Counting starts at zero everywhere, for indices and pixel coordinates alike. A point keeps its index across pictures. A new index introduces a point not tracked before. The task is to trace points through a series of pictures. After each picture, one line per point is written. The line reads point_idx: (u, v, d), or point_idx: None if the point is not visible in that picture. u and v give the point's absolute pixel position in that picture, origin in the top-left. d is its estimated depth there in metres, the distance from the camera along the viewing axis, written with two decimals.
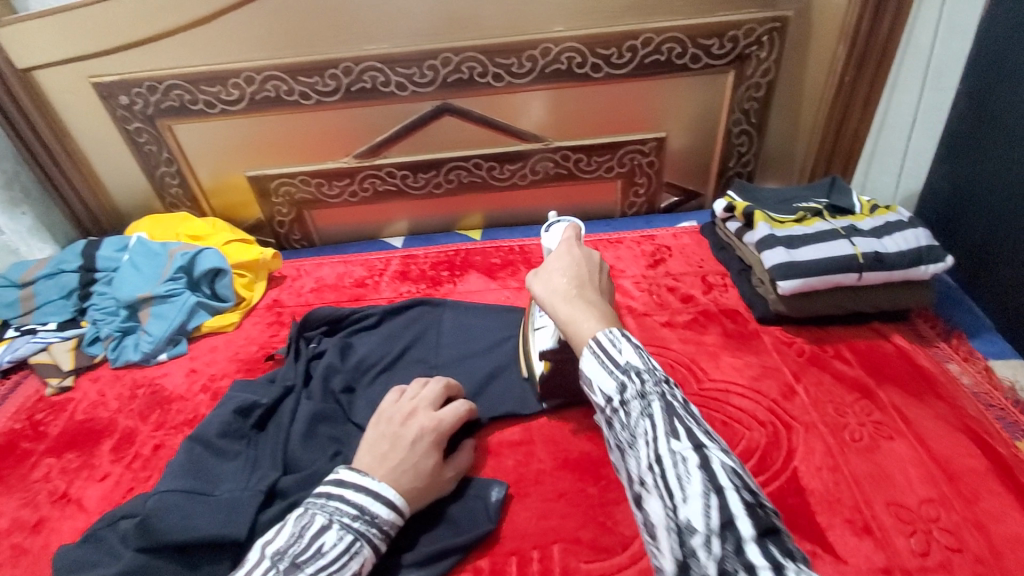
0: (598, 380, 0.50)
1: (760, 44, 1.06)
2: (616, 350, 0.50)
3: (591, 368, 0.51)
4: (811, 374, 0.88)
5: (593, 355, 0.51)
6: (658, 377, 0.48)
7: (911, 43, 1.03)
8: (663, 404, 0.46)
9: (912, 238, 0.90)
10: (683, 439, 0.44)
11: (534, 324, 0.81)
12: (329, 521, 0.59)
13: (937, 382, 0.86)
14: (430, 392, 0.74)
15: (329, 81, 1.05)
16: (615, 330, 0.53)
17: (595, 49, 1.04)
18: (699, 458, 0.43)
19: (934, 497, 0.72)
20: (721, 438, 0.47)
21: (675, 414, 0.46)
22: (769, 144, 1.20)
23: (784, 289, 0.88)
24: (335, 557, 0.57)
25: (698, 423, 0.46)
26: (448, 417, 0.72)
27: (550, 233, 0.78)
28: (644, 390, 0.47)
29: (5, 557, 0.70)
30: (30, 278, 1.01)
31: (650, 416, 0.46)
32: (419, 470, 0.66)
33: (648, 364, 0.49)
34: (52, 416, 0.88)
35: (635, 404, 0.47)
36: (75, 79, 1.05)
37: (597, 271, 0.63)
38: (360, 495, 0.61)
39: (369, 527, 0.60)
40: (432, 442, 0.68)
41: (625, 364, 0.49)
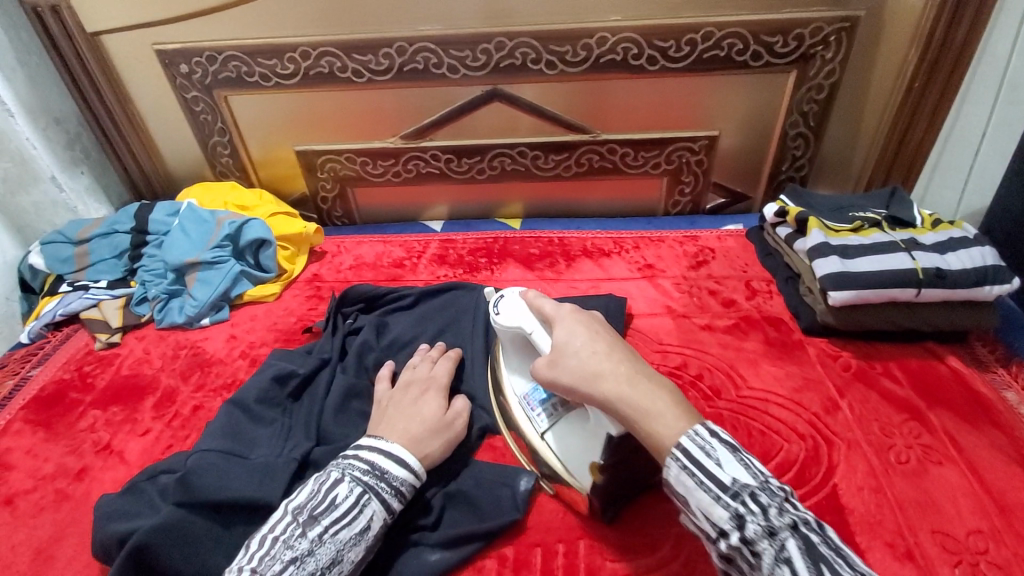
0: (707, 506, 0.51)
1: (826, 44, 1.01)
2: (716, 465, 0.51)
3: (687, 488, 0.52)
4: (857, 390, 0.84)
5: (689, 473, 0.51)
6: (781, 506, 0.49)
7: (987, 52, 0.98)
8: (801, 546, 0.47)
9: (978, 256, 0.85)
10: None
11: (539, 431, 0.72)
12: (342, 475, 0.61)
13: (992, 410, 0.82)
14: (417, 364, 0.80)
15: (382, 60, 1.05)
16: (698, 427, 0.54)
17: (653, 40, 1.02)
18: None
19: (982, 528, 0.68)
20: (862, 568, 0.48)
21: (819, 560, 0.46)
22: (826, 149, 1.15)
23: (836, 300, 0.85)
24: (347, 509, 0.58)
25: (843, 562, 0.47)
26: (439, 372, 0.79)
27: (502, 315, 0.74)
28: (774, 527, 0.48)
29: (46, 502, 0.73)
30: (85, 236, 1.04)
31: (787, 559, 0.47)
32: (424, 413, 0.71)
33: (759, 486, 0.51)
34: (99, 369, 0.92)
35: (764, 545, 0.48)
36: (138, 46, 1.08)
37: (607, 328, 0.66)
38: (372, 452, 0.64)
39: (379, 482, 0.61)
40: (433, 393, 0.75)
41: (732, 484, 0.50)
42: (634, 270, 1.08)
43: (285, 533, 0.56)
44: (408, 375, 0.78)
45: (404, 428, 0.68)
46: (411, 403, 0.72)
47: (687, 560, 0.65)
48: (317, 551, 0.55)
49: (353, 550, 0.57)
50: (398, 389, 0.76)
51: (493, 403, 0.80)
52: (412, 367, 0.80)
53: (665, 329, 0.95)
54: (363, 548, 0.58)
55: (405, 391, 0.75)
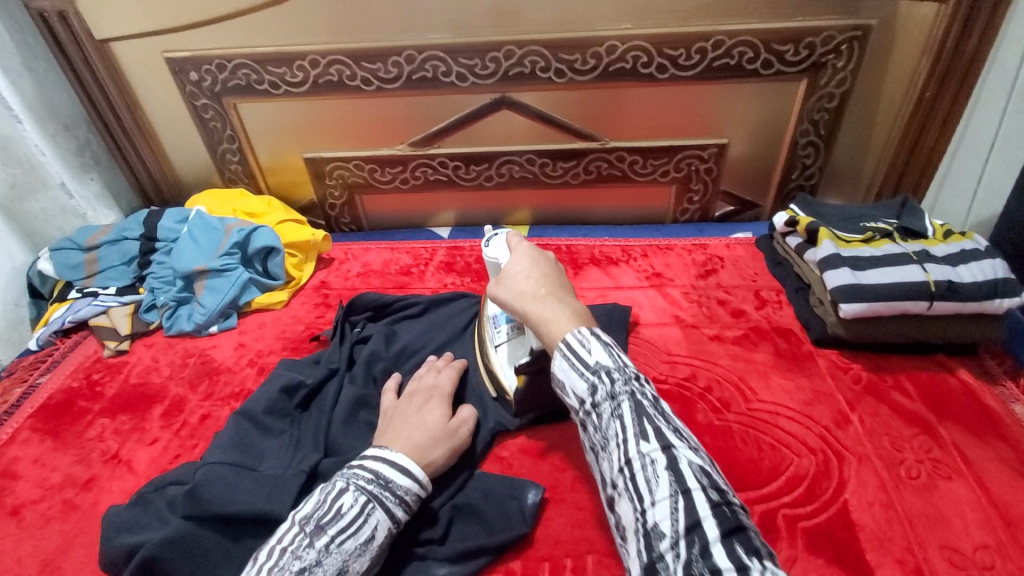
0: (572, 381, 0.56)
1: (838, 52, 1.01)
2: (586, 351, 0.56)
3: (562, 370, 0.56)
4: (868, 403, 0.83)
5: (565, 357, 0.56)
6: (629, 380, 0.54)
7: (998, 61, 0.96)
8: (633, 406, 0.52)
9: (990, 269, 0.84)
10: (652, 441, 0.50)
11: (494, 343, 0.81)
12: (347, 484, 0.60)
13: (1004, 424, 0.81)
14: (423, 374, 0.80)
15: (390, 68, 1.05)
16: (584, 328, 0.58)
17: (663, 49, 1.01)
18: (667, 459, 0.49)
19: (992, 544, 0.68)
20: (683, 429, 0.53)
21: (644, 416, 0.51)
22: (836, 157, 1.14)
23: (847, 312, 0.84)
24: (353, 519, 0.58)
25: (667, 421, 0.52)
26: (444, 381, 0.78)
27: (492, 250, 0.73)
28: (615, 392, 0.53)
29: (55, 511, 0.74)
30: (94, 242, 1.05)
31: (620, 416, 0.52)
32: (428, 420, 0.71)
33: (617, 365, 0.55)
34: (107, 377, 0.92)
35: (606, 406, 0.53)
36: (148, 53, 1.08)
37: (555, 264, 0.69)
38: (375, 461, 0.63)
39: (383, 491, 0.61)
40: (436, 401, 0.74)
41: (594, 364, 0.55)
42: (641, 279, 1.07)
43: (292, 544, 0.55)
44: (412, 386, 0.78)
45: (407, 436, 0.68)
46: (414, 411, 0.72)
47: None
48: (324, 561, 0.55)
49: (358, 561, 0.57)
50: (402, 398, 0.75)
51: (487, 379, 0.83)
52: (417, 377, 0.80)
53: (673, 339, 0.95)
54: (368, 558, 0.58)
55: (409, 400, 0.74)
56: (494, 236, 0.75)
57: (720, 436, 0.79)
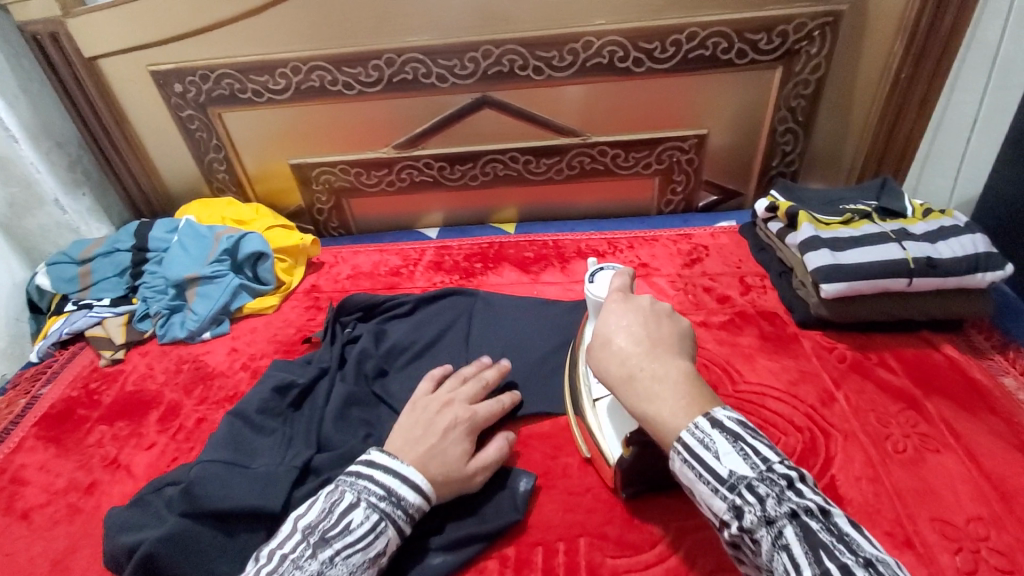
0: (707, 498, 0.48)
1: (810, 39, 1.02)
2: (716, 459, 0.47)
3: (689, 480, 0.48)
4: (853, 381, 0.85)
5: (689, 465, 0.48)
6: (781, 494, 0.45)
7: (976, 40, 0.98)
8: (799, 531, 0.43)
9: (969, 244, 0.86)
10: None
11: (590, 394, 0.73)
12: (357, 499, 0.60)
13: (990, 397, 0.82)
14: (467, 382, 0.77)
15: (371, 72, 1.07)
16: (702, 421, 0.49)
17: (638, 42, 1.03)
18: None
19: (983, 515, 0.68)
20: (869, 551, 0.43)
21: (818, 547, 0.42)
22: (816, 143, 1.15)
23: (828, 292, 0.85)
24: (361, 535, 0.58)
25: (848, 549, 0.42)
26: (482, 410, 0.74)
27: (596, 284, 0.69)
28: (769, 514, 0.45)
29: (58, 516, 0.75)
30: (88, 255, 1.06)
31: (785, 548, 0.43)
32: (450, 455, 0.67)
33: (757, 474, 0.46)
34: (105, 386, 0.93)
35: (762, 532, 0.44)
36: (133, 67, 1.10)
37: (649, 316, 0.58)
38: (388, 476, 0.63)
39: (395, 509, 0.61)
40: (465, 431, 0.70)
41: (729, 476, 0.46)
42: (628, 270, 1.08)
43: (295, 553, 0.56)
44: (456, 395, 0.74)
45: (416, 445, 0.67)
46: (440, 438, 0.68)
47: (687, 554, 0.65)
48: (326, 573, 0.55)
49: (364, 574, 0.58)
50: (434, 402, 0.73)
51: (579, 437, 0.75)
52: (459, 384, 0.77)
53: None
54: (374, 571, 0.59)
55: (440, 414, 0.71)
56: (598, 271, 0.72)
57: None
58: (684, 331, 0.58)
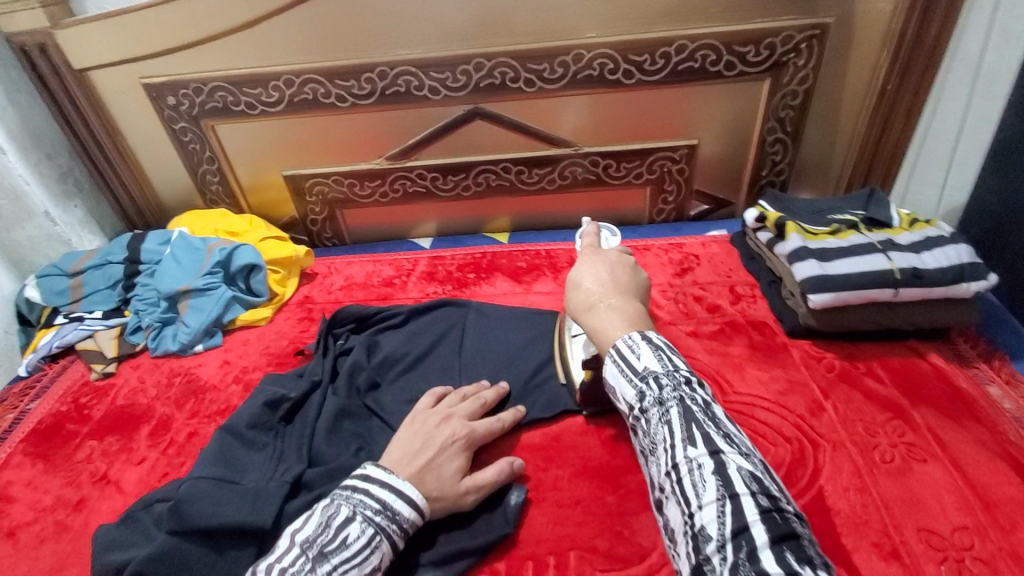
0: (622, 388, 0.56)
1: (798, 51, 1.04)
2: (635, 356, 0.56)
3: (612, 375, 0.58)
4: (841, 391, 0.85)
5: (615, 363, 0.57)
6: (677, 384, 0.53)
7: (960, 49, 0.99)
8: (681, 409, 0.51)
9: (954, 255, 0.87)
10: (699, 445, 0.49)
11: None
12: (353, 513, 0.61)
13: (976, 406, 0.83)
14: (467, 400, 0.79)
15: (364, 84, 1.07)
16: (636, 332, 0.59)
17: (628, 55, 1.04)
18: (715, 463, 0.47)
19: (968, 524, 0.69)
20: (738, 436, 0.51)
21: (692, 419, 0.50)
22: (805, 152, 1.17)
23: (816, 302, 0.86)
24: (358, 550, 0.59)
25: (716, 426, 0.50)
26: (481, 429, 0.75)
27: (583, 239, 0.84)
28: (663, 397, 0.53)
29: (48, 533, 0.75)
30: (79, 268, 1.06)
31: (667, 421, 0.51)
32: (444, 469, 0.68)
33: (665, 371, 0.55)
34: (95, 400, 0.93)
35: (654, 411, 0.53)
36: (126, 80, 1.10)
37: (614, 265, 0.70)
38: (384, 490, 0.63)
39: (390, 523, 0.62)
40: (462, 447, 0.71)
41: (643, 370, 0.55)
42: None
43: (294, 568, 0.57)
44: (456, 412, 0.76)
45: (411, 461, 0.67)
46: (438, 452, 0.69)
47: (675, 567, 0.66)
48: None
49: None
50: (433, 416, 0.74)
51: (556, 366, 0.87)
52: (459, 401, 0.79)
53: None
54: None
55: (439, 428, 0.72)
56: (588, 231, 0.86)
57: None
58: (643, 282, 0.70)
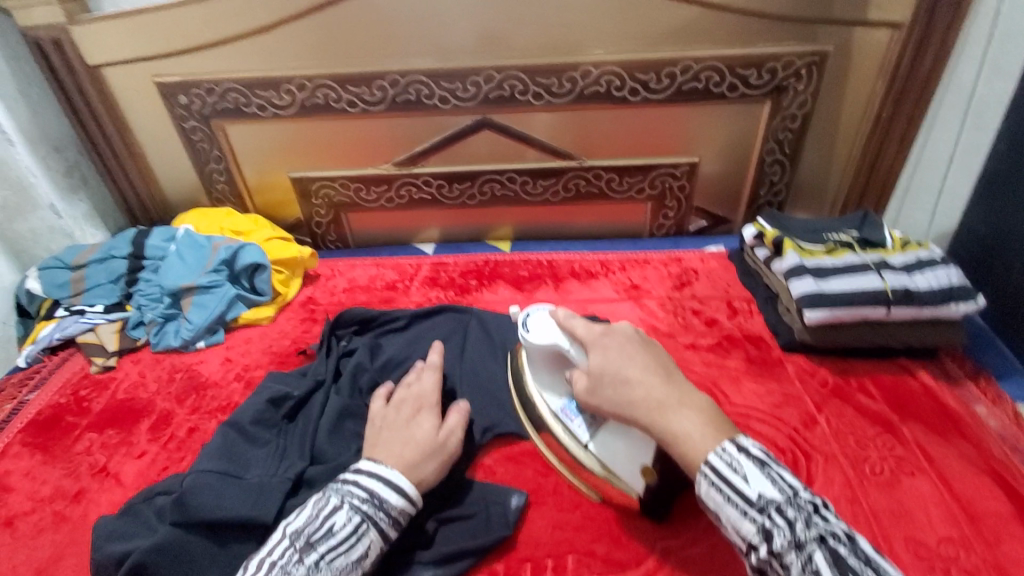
0: (736, 520, 0.54)
1: (798, 76, 1.07)
2: (744, 481, 0.54)
3: (717, 503, 0.55)
4: (833, 405, 0.87)
5: (717, 488, 0.55)
6: (809, 518, 0.52)
7: (952, 81, 1.03)
8: (827, 555, 0.50)
9: (944, 277, 0.90)
10: None
11: (579, 440, 0.72)
12: (341, 502, 0.62)
13: (962, 422, 0.85)
14: (411, 382, 0.81)
15: (375, 91, 1.09)
16: (727, 444, 0.57)
17: (634, 73, 1.07)
18: None
19: (953, 536, 0.71)
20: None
21: (845, 569, 0.49)
22: (802, 175, 1.20)
23: (812, 318, 0.89)
24: (345, 537, 0.60)
25: (872, 574, 0.49)
26: (429, 389, 0.79)
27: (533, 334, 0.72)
28: (801, 539, 0.51)
29: (44, 523, 0.74)
30: (82, 261, 1.06)
31: (815, 571, 0.49)
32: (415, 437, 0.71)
33: (786, 498, 0.53)
34: (95, 393, 0.93)
35: (792, 555, 0.50)
36: (140, 77, 1.11)
37: (642, 343, 0.67)
38: (371, 479, 0.65)
39: (376, 511, 0.63)
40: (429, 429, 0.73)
41: (758, 499, 0.53)
42: (619, 291, 1.11)
43: (284, 558, 0.58)
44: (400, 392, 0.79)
45: (387, 446, 0.70)
46: (402, 423, 0.73)
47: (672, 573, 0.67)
48: None
49: None
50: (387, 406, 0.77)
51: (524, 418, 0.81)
52: (408, 387, 0.80)
53: None
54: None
55: (396, 410, 0.75)
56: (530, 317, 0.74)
57: None
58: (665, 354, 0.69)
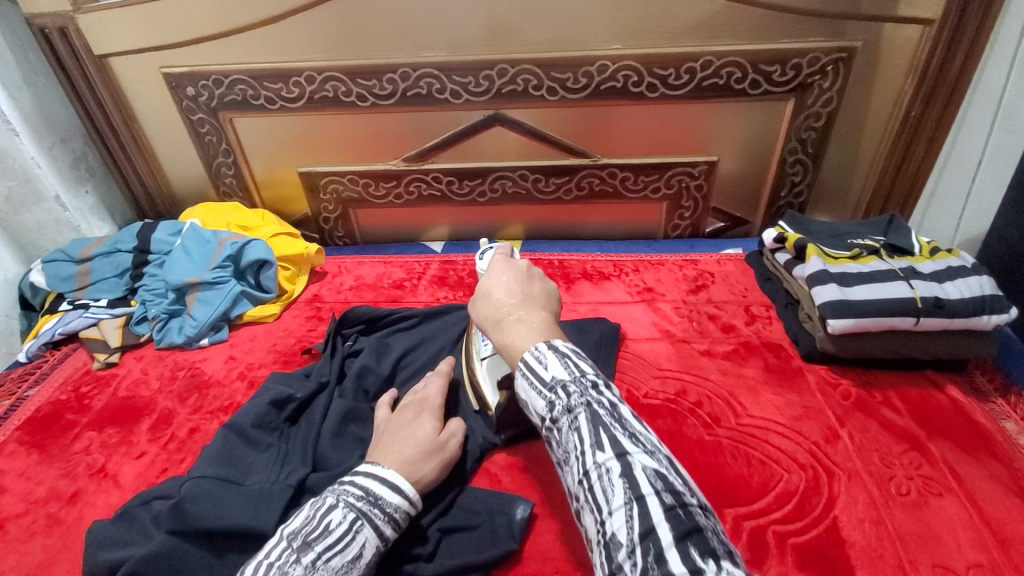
0: (531, 399, 0.55)
1: (824, 73, 1.03)
2: (542, 367, 0.54)
3: (523, 389, 0.56)
4: (857, 420, 0.84)
5: (523, 376, 0.56)
6: (585, 390, 0.52)
7: (982, 83, 0.99)
8: (589, 415, 0.50)
9: (976, 285, 0.86)
10: (607, 449, 0.48)
11: (479, 354, 0.80)
12: (336, 500, 0.60)
13: (993, 440, 0.81)
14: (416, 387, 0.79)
15: (386, 85, 1.07)
16: (542, 343, 0.57)
17: (653, 68, 1.03)
18: (621, 465, 0.47)
19: (985, 563, 0.67)
20: (642, 431, 0.50)
21: (599, 425, 0.49)
22: (824, 175, 1.16)
23: (835, 328, 0.85)
24: (340, 536, 0.57)
25: (623, 426, 0.50)
26: (433, 393, 0.78)
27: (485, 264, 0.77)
28: (571, 405, 0.51)
29: (39, 526, 0.73)
30: (87, 254, 1.05)
31: (576, 429, 0.50)
32: (417, 436, 0.70)
33: (573, 378, 0.53)
34: (96, 390, 0.91)
35: (564, 420, 0.51)
36: (147, 68, 1.09)
37: (521, 275, 0.67)
38: (365, 478, 0.63)
39: (372, 508, 0.60)
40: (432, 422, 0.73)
41: (551, 380, 0.53)
42: (632, 294, 1.08)
43: (278, 559, 0.54)
44: (405, 400, 0.78)
45: (397, 449, 0.68)
46: (406, 424, 0.72)
47: None
48: None
49: None
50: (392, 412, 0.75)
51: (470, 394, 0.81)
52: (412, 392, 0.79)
53: (663, 353, 0.95)
54: None
55: (400, 415, 0.74)
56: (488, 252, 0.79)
57: (710, 452, 0.79)
58: (547, 289, 0.68)
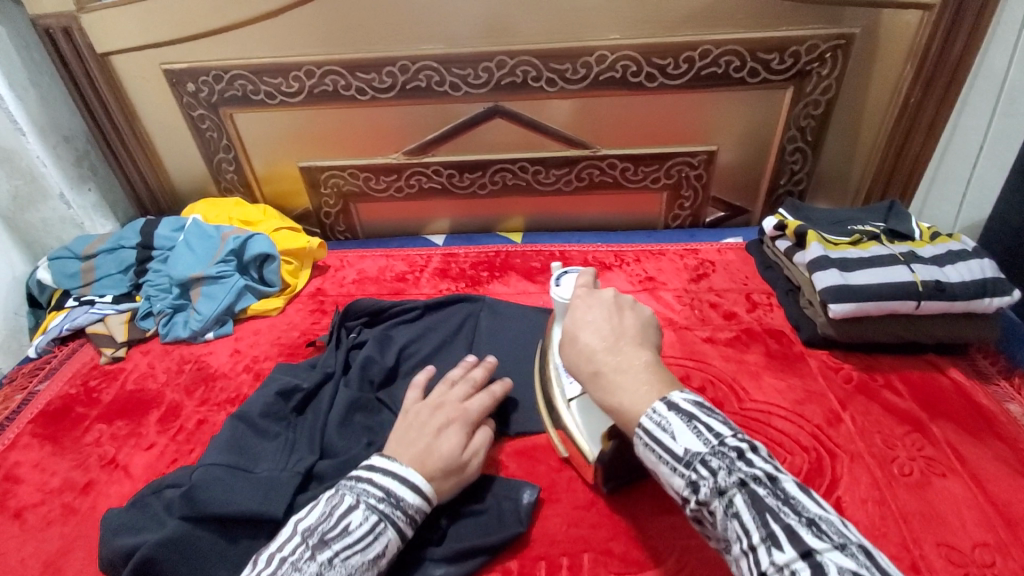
0: (668, 478, 0.50)
1: (822, 61, 1.03)
2: (671, 438, 0.50)
3: (651, 461, 0.51)
4: (859, 403, 0.84)
5: (649, 448, 0.51)
6: (731, 465, 0.48)
7: (984, 67, 1.00)
8: (747, 499, 0.46)
9: (976, 269, 0.86)
10: (785, 547, 0.43)
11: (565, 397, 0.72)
12: (357, 501, 0.60)
13: (996, 422, 0.82)
14: (457, 385, 0.76)
15: (384, 78, 1.07)
16: (659, 404, 0.52)
17: (651, 58, 1.04)
18: (809, 566, 0.41)
19: (990, 541, 0.68)
20: (816, 513, 0.45)
21: (765, 512, 0.45)
22: (823, 162, 1.16)
23: (837, 312, 0.85)
24: (360, 536, 0.58)
25: (793, 511, 0.45)
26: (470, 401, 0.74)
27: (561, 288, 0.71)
28: (722, 487, 0.47)
29: (53, 515, 0.73)
30: (91, 251, 1.05)
31: (736, 515, 0.46)
32: (442, 442, 0.68)
33: (710, 449, 0.49)
34: (104, 384, 0.92)
35: (716, 505, 0.47)
36: (147, 65, 1.10)
37: (610, 309, 0.62)
38: (385, 476, 0.63)
39: (394, 510, 0.61)
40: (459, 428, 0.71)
41: (685, 454, 0.49)
42: (634, 283, 1.08)
43: (295, 555, 0.55)
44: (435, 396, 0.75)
45: (418, 451, 0.66)
46: (434, 426, 0.70)
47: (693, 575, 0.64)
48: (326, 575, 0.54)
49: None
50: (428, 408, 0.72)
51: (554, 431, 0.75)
52: (449, 387, 0.76)
53: (666, 341, 0.96)
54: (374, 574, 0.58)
55: (433, 413, 0.71)
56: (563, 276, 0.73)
57: None
58: (644, 320, 0.63)
